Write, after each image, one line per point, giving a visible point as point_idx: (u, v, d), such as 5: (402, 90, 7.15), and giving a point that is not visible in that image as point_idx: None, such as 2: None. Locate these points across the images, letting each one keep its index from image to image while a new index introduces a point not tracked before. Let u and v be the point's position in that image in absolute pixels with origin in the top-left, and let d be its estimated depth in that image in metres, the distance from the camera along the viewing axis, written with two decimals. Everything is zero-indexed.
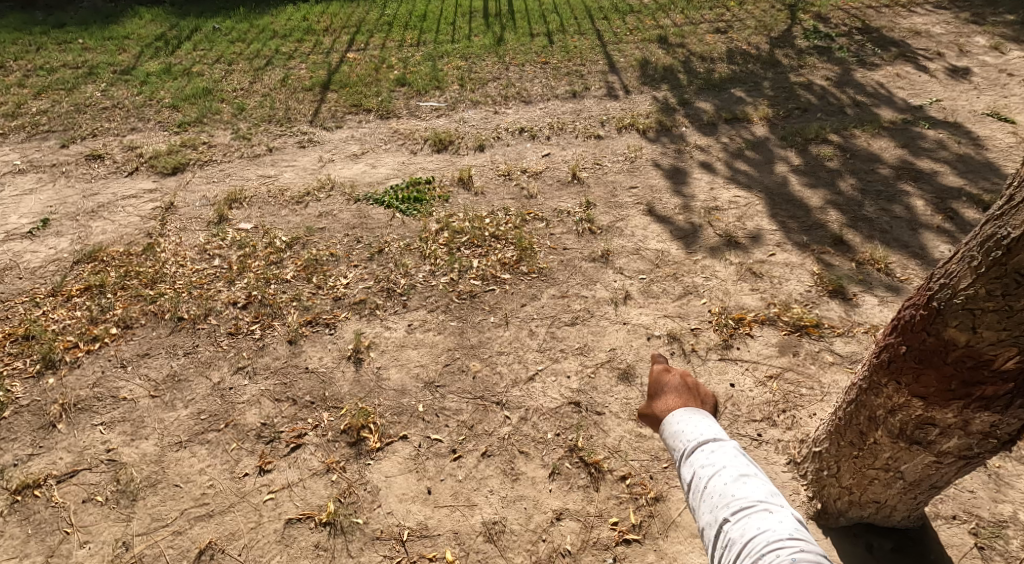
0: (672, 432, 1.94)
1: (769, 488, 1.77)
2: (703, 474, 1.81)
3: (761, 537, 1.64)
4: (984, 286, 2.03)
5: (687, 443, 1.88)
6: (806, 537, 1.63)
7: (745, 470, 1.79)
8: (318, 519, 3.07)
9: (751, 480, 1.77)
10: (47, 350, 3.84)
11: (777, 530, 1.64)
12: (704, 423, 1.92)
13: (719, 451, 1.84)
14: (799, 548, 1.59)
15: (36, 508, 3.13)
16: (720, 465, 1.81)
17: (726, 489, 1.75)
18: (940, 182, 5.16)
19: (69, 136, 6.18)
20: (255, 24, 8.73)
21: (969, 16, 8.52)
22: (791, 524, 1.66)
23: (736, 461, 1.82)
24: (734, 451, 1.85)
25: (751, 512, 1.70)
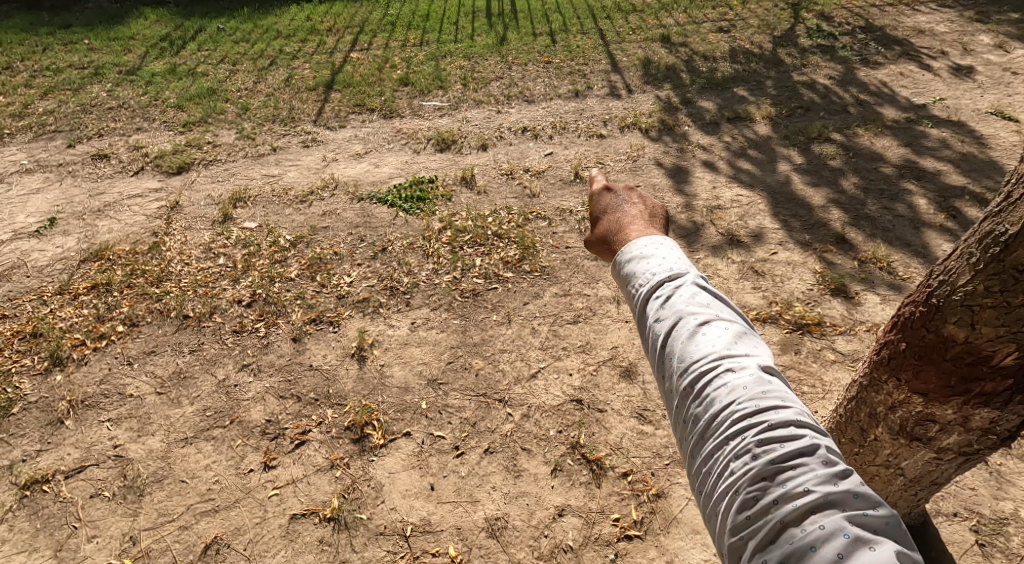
0: (619, 266, 1.46)
1: (741, 337, 1.31)
2: (653, 321, 1.34)
3: (724, 415, 1.21)
4: (982, 282, 2.01)
5: (636, 286, 1.40)
6: (784, 405, 1.21)
7: (710, 314, 1.32)
8: (322, 515, 3.10)
9: (717, 329, 1.30)
10: (54, 348, 3.88)
11: (747, 402, 1.21)
12: (659, 250, 1.43)
13: (676, 292, 1.35)
14: (772, 427, 1.17)
15: (44, 503, 3.16)
16: (676, 311, 1.33)
17: (681, 346, 1.30)
18: (943, 181, 5.16)
19: (76, 135, 6.23)
20: (259, 25, 8.77)
21: (973, 15, 8.52)
22: (766, 388, 1.23)
23: (698, 305, 1.34)
24: (696, 290, 1.36)
25: (712, 376, 1.25)
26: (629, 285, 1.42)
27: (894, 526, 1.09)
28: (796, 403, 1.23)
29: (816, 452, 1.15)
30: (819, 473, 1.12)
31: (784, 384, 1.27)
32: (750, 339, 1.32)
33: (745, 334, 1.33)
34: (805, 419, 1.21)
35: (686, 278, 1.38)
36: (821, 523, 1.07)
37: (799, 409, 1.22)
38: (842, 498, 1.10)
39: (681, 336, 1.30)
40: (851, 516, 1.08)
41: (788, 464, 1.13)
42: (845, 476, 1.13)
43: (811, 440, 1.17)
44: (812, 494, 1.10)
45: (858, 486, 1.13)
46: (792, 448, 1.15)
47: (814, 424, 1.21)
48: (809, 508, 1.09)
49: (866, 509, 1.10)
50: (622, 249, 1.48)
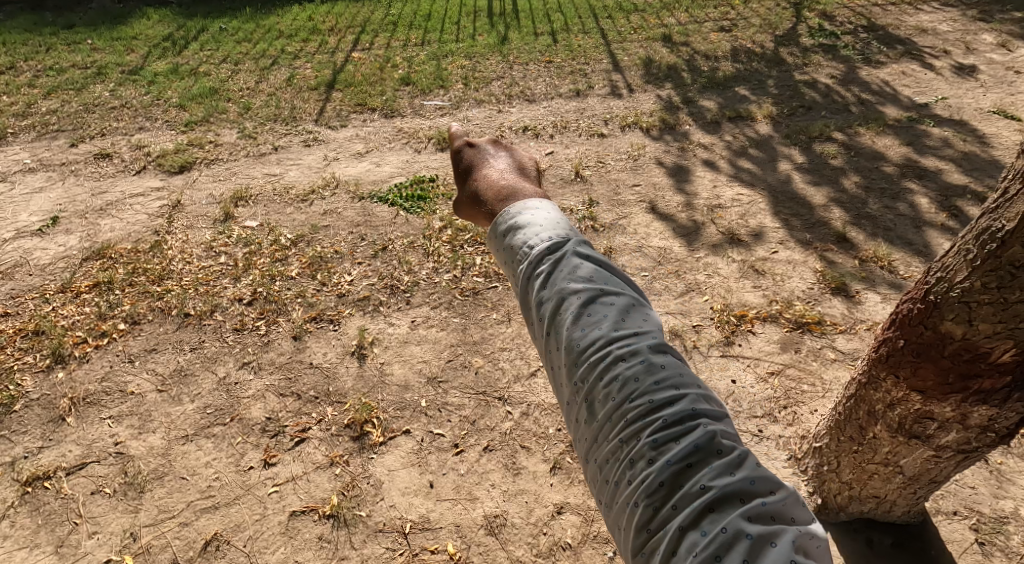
0: (500, 240, 1.47)
1: (630, 313, 1.30)
2: (538, 304, 1.34)
3: (615, 411, 1.20)
4: (979, 278, 2.01)
5: (523, 267, 1.39)
6: (677, 393, 1.19)
7: (597, 293, 1.30)
8: (322, 512, 3.11)
9: (604, 310, 1.28)
10: (56, 345, 3.90)
11: (641, 396, 1.19)
12: (535, 218, 1.45)
13: (560, 273, 1.34)
14: (665, 423, 1.16)
15: (46, 500, 3.18)
16: (560, 293, 1.32)
17: (570, 334, 1.27)
18: (945, 180, 5.16)
19: (78, 135, 6.26)
20: (261, 25, 8.79)
21: (976, 13, 8.50)
22: (659, 375, 1.21)
23: (584, 283, 1.32)
24: (582, 267, 1.35)
25: (602, 368, 1.23)
26: (516, 263, 1.42)
27: (787, 510, 1.12)
28: (688, 386, 1.22)
29: (711, 443, 1.15)
30: (713, 466, 1.13)
31: (676, 360, 1.26)
32: (640, 313, 1.30)
33: (636, 308, 1.31)
34: (700, 403, 1.20)
35: (571, 254, 1.36)
36: (719, 523, 1.08)
37: (691, 391, 1.21)
38: (739, 493, 1.11)
39: (568, 323, 1.28)
40: (746, 512, 1.09)
41: (683, 463, 1.13)
42: (739, 465, 1.14)
43: (704, 426, 1.16)
44: (707, 492, 1.11)
45: (752, 473, 1.14)
46: (687, 442, 1.14)
47: (709, 406, 1.21)
48: (706, 507, 1.09)
49: (761, 498, 1.11)
50: (502, 215, 1.49)
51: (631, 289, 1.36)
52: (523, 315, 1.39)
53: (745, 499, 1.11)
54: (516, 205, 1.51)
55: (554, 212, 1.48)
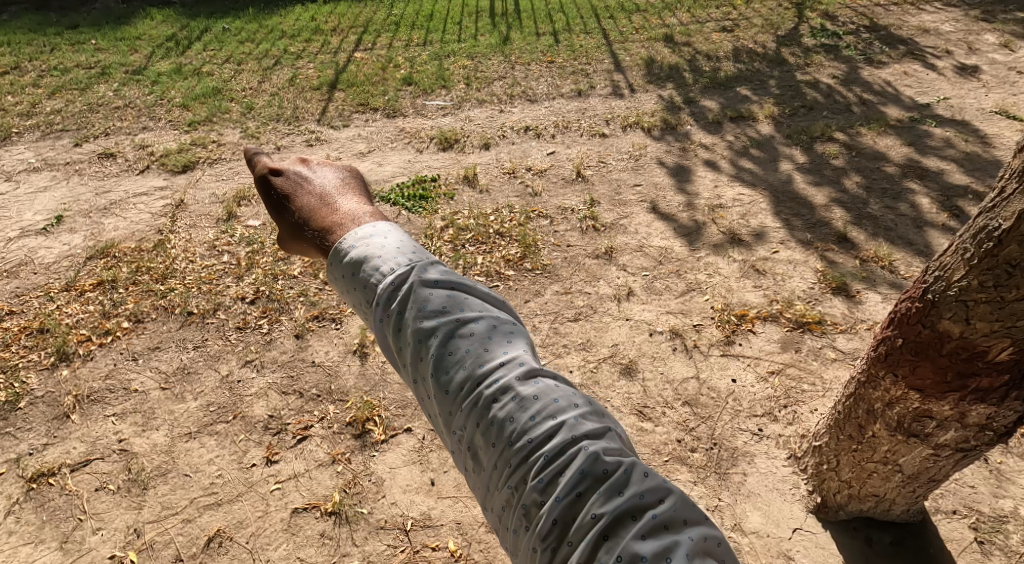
0: (341, 281, 1.44)
1: (492, 342, 1.30)
2: (403, 351, 1.34)
3: (499, 456, 1.22)
4: (976, 278, 2.03)
5: (374, 313, 1.37)
6: (552, 424, 1.21)
7: (454, 328, 1.30)
8: (324, 509, 3.13)
9: (465, 346, 1.29)
10: (61, 343, 3.93)
11: (519, 436, 1.21)
12: (370, 249, 1.42)
13: (412, 312, 1.33)
14: (546, 460, 1.18)
15: (51, 496, 3.21)
16: (417, 335, 1.31)
17: (437, 382, 1.27)
18: (946, 180, 5.17)
19: (82, 134, 6.29)
20: (264, 25, 8.82)
21: (978, 14, 8.50)
22: (533, 409, 1.22)
23: (440, 319, 1.31)
24: (433, 299, 1.34)
25: (477, 413, 1.24)
26: (369, 306, 1.40)
27: (679, 514, 1.15)
28: (562, 412, 1.23)
29: (595, 467, 1.16)
30: (601, 491, 1.15)
31: (547, 381, 1.28)
32: (501, 338, 1.31)
33: (496, 332, 1.31)
34: (578, 427, 1.21)
35: (420, 288, 1.35)
36: (614, 551, 1.10)
37: (565, 416, 1.22)
38: (630, 513, 1.13)
39: (433, 368, 1.28)
40: (638, 532, 1.11)
41: (572, 496, 1.15)
42: (624, 483, 1.16)
43: (584, 451, 1.18)
44: (599, 521, 1.13)
45: (639, 486, 1.16)
46: (570, 474, 1.16)
47: (589, 426, 1.22)
48: (599, 537, 1.11)
49: (651, 511, 1.14)
50: (336, 252, 1.44)
51: (490, 309, 1.36)
52: (393, 362, 1.39)
53: (636, 516, 1.14)
54: (347, 235, 1.47)
55: (385, 237, 1.44)
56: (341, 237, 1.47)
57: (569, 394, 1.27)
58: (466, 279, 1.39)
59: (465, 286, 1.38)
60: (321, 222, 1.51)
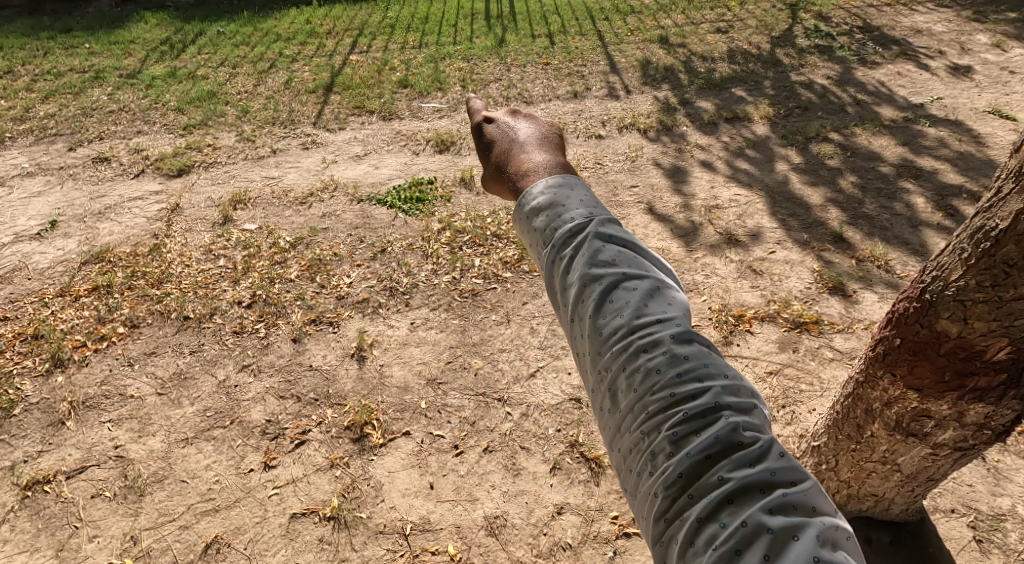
0: (522, 220, 1.38)
1: (656, 299, 1.19)
2: (561, 289, 1.25)
3: (636, 401, 1.10)
4: (974, 277, 2.01)
5: (545, 252, 1.31)
6: (701, 386, 1.08)
7: (618, 277, 1.20)
8: (322, 514, 3.11)
9: (626, 294, 1.18)
10: (55, 349, 3.90)
11: (663, 388, 1.08)
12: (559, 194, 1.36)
13: (581, 256, 1.24)
14: (686, 415, 1.05)
15: (46, 504, 3.18)
16: (581, 277, 1.22)
17: (592, 320, 1.18)
18: (941, 180, 5.18)
19: (77, 139, 6.26)
20: (259, 28, 8.80)
21: (970, 14, 8.53)
22: (683, 366, 1.10)
23: (606, 267, 1.22)
24: (604, 249, 1.25)
25: (623, 357, 1.13)
26: (540, 246, 1.34)
27: (813, 501, 1.00)
28: (714, 377, 1.10)
29: (734, 434, 1.04)
30: (734, 458, 1.02)
31: (704, 348, 1.15)
32: (664, 298, 1.19)
33: (660, 291, 1.20)
34: (726, 395, 1.08)
35: (593, 235, 1.27)
36: (738, 516, 0.97)
37: (717, 381, 1.10)
38: (761, 486, 1.00)
39: (588, 308, 1.19)
40: (767, 506, 0.98)
41: (704, 456, 1.02)
42: (761, 455, 1.03)
43: (728, 418, 1.05)
44: (725, 483, 1.00)
45: (775, 463, 1.03)
46: (708, 434, 1.03)
47: (737, 398, 1.09)
48: (724, 499, 0.99)
49: (782, 489, 1.00)
50: (526, 195, 1.39)
51: (657, 273, 1.26)
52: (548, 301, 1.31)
53: (766, 490, 1.00)
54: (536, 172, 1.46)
55: (578, 190, 1.38)
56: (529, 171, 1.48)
57: (726, 367, 1.14)
58: (639, 241, 1.30)
59: (637, 247, 1.28)
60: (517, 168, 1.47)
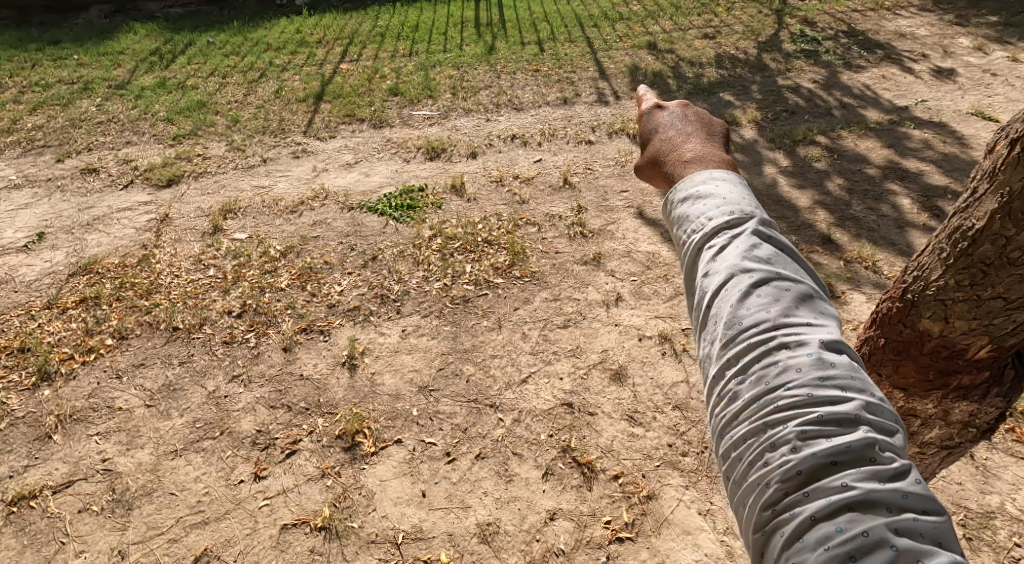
0: (675, 208, 1.38)
1: (807, 307, 1.16)
2: (705, 276, 1.24)
3: (768, 392, 1.08)
4: (952, 277, 2.02)
5: (693, 237, 1.30)
6: (843, 394, 1.05)
7: (771, 277, 1.18)
8: (313, 524, 3.10)
9: (775, 294, 1.16)
10: (42, 362, 3.88)
11: (802, 386, 1.06)
12: (718, 190, 1.33)
13: (734, 249, 1.23)
14: (821, 416, 1.02)
15: (32, 519, 3.16)
16: (731, 268, 1.21)
17: (734, 309, 1.17)
18: (927, 181, 5.21)
19: (65, 150, 6.24)
20: (249, 38, 8.80)
21: (953, 18, 8.62)
22: (828, 372, 1.06)
23: (760, 265, 1.20)
24: (761, 248, 1.23)
25: (762, 348, 1.11)
26: (688, 233, 1.33)
27: (944, 534, 0.93)
28: (857, 391, 1.06)
29: (869, 448, 0.99)
30: (864, 468, 0.98)
31: (851, 362, 1.11)
32: (816, 308, 1.16)
33: (813, 301, 1.17)
34: (868, 411, 1.04)
35: (751, 233, 1.25)
36: (859, 524, 0.93)
37: (861, 395, 1.06)
38: (887, 503, 0.94)
39: (732, 298, 1.18)
40: (893, 522, 0.92)
41: (833, 460, 0.99)
42: (895, 474, 0.97)
43: (866, 431, 1.01)
44: (850, 490, 0.95)
45: (909, 486, 0.97)
46: (840, 439, 1.00)
47: (880, 417, 1.04)
48: (846, 504, 0.94)
49: (913, 514, 0.94)
50: (683, 187, 1.38)
51: (811, 284, 1.23)
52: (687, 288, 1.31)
53: (893, 509, 0.94)
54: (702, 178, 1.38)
55: (742, 190, 1.34)
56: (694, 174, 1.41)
57: (873, 387, 1.10)
58: (798, 252, 1.27)
59: (795, 257, 1.25)
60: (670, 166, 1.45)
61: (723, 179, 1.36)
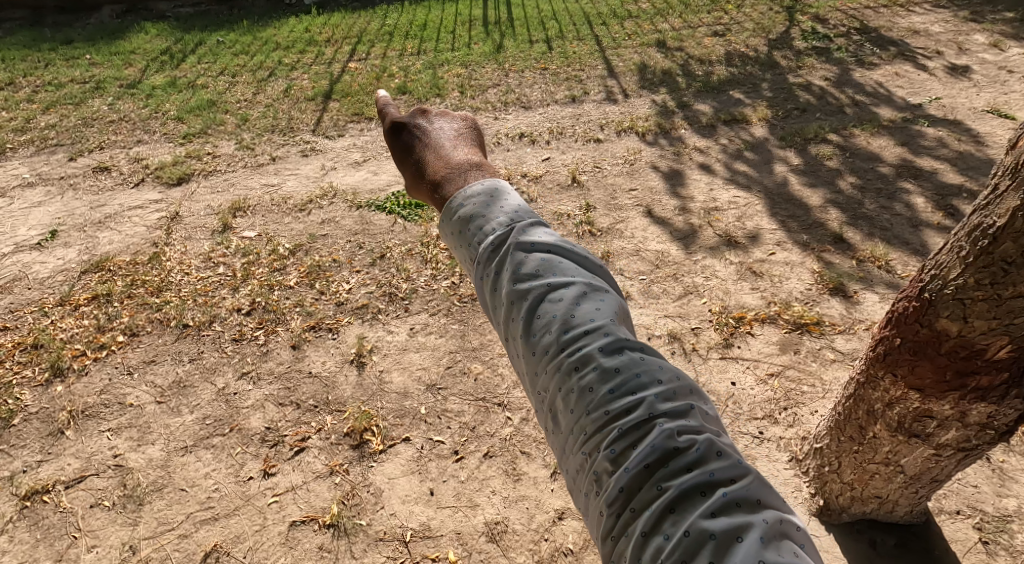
0: (455, 239, 1.49)
1: (582, 307, 1.29)
2: (499, 311, 1.36)
3: (575, 421, 1.21)
4: (973, 275, 1.99)
5: (475, 268, 1.43)
6: (632, 399, 1.18)
7: (545, 292, 1.30)
8: (322, 522, 3.10)
9: (553, 310, 1.28)
10: (55, 359, 3.91)
11: (597, 406, 1.19)
12: (480, 208, 1.47)
13: (507, 274, 1.35)
14: (621, 430, 1.16)
15: (45, 514, 3.18)
16: (511, 296, 1.33)
17: (527, 343, 1.29)
18: (941, 179, 5.16)
19: (77, 149, 6.28)
20: (258, 37, 8.83)
21: (968, 14, 8.53)
22: (614, 381, 1.20)
23: (533, 282, 1.32)
24: (528, 263, 1.35)
25: (559, 376, 1.23)
26: (473, 262, 1.45)
27: (753, 494, 1.11)
28: (645, 387, 1.20)
29: (668, 441, 1.14)
30: (670, 466, 1.12)
31: (632, 351, 1.25)
32: (590, 305, 1.29)
33: (586, 299, 1.30)
34: (659, 402, 1.18)
35: (516, 250, 1.38)
36: (681, 526, 1.08)
37: (647, 389, 1.20)
38: (699, 494, 1.10)
39: (522, 331, 1.30)
40: (708, 510, 1.08)
41: (643, 466, 1.13)
42: (697, 460, 1.13)
43: (660, 426, 1.16)
44: (666, 493, 1.10)
45: (713, 464, 1.13)
46: (643, 446, 1.14)
47: (671, 402, 1.19)
48: (666, 511, 1.09)
49: (723, 489, 1.11)
50: (448, 206, 1.51)
51: (582, 274, 1.35)
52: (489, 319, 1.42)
53: (706, 492, 1.11)
54: (457, 191, 1.53)
55: (496, 193, 1.49)
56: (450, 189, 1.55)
57: (655, 366, 1.24)
58: (563, 242, 1.40)
59: (562, 249, 1.38)
60: (436, 173, 1.60)
61: (483, 179, 1.55)
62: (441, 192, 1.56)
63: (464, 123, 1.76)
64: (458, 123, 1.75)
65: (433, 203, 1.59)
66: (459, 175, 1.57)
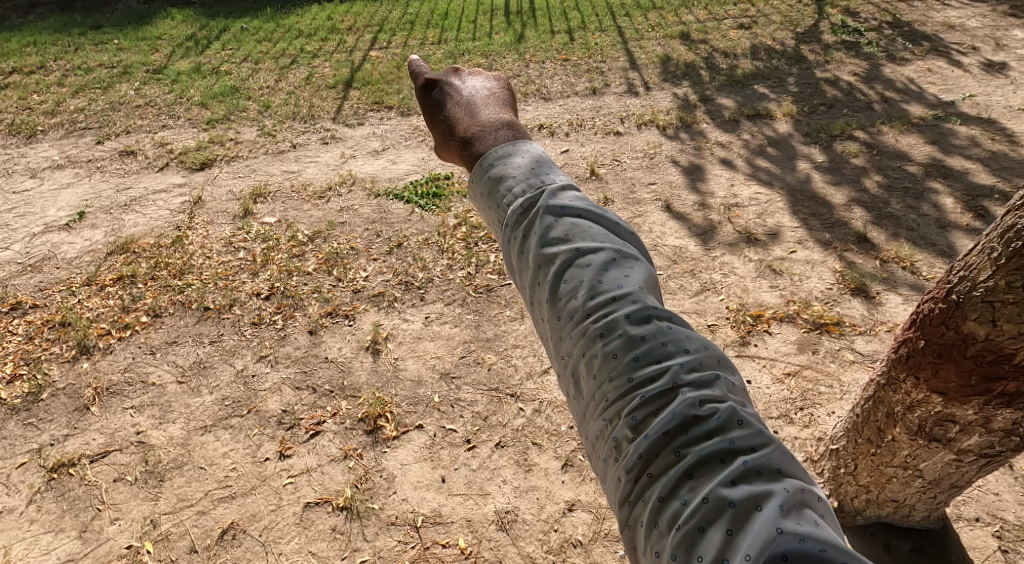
0: (486, 204, 1.41)
1: (610, 272, 1.18)
2: (525, 274, 1.27)
3: (597, 386, 1.11)
4: (1004, 278, 1.97)
5: (503, 232, 1.34)
6: (657, 366, 1.08)
7: (572, 256, 1.20)
8: (335, 504, 3.16)
9: (579, 274, 1.18)
10: (82, 337, 4.01)
11: (620, 372, 1.09)
12: (510, 170, 1.39)
13: (535, 238, 1.26)
14: (644, 398, 1.06)
15: (70, 486, 3.28)
16: (537, 259, 1.24)
17: (550, 306, 1.19)
18: (972, 180, 5.05)
19: (104, 132, 6.40)
20: (281, 24, 8.90)
21: (1007, 9, 8.30)
22: (639, 348, 1.10)
23: (560, 247, 1.23)
24: (557, 227, 1.26)
25: (583, 340, 1.14)
26: (501, 226, 1.36)
27: (774, 465, 1.01)
28: (672, 356, 1.09)
29: (692, 409, 1.03)
30: (691, 431, 1.02)
31: (663, 320, 1.14)
32: (619, 271, 1.19)
33: (615, 265, 1.19)
34: (685, 372, 1.08)
35: (544, 214, 1.28)
36: (698, 492, 0.98)
37: (675, 358, 1.09)
38: (721, 463, 1.00)
39: (547, 293, 1.20)
40: (728, 477, 0.98)
41: (663, 433, 1.03)
42: (719, 427, 1.02)
43: (686, 394, 1.05)
44: (684, 459, 1.01)
45: (735, 433, 1.02)
46: (665, 413, 1.04)
47: (697, 372, 1.08)
48: (684, 476, 0.99)
49: (743, 457, 1.00)
50: (479, 166, 1.44)
51: (613, 241, 1.25)
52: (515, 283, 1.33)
53: (726, 460, 1.00)
54: (487, 150, 1.46)
55: (527, 158, 1.41)
56: (482, 148, 1.47)
57: (684, 334, 1.13)
58: (594, 208, 1.30)
59: (593, 215, 1.29)
60: (465, 130, 1.52)
61: (515, 139, 1.48)
62: (472, 148, 1.48)
63: (495, 79, 1.70)
64: (490, 81, 1.68)
65: (463, 161, 1.52)
66: (490, 132, 1.49)
